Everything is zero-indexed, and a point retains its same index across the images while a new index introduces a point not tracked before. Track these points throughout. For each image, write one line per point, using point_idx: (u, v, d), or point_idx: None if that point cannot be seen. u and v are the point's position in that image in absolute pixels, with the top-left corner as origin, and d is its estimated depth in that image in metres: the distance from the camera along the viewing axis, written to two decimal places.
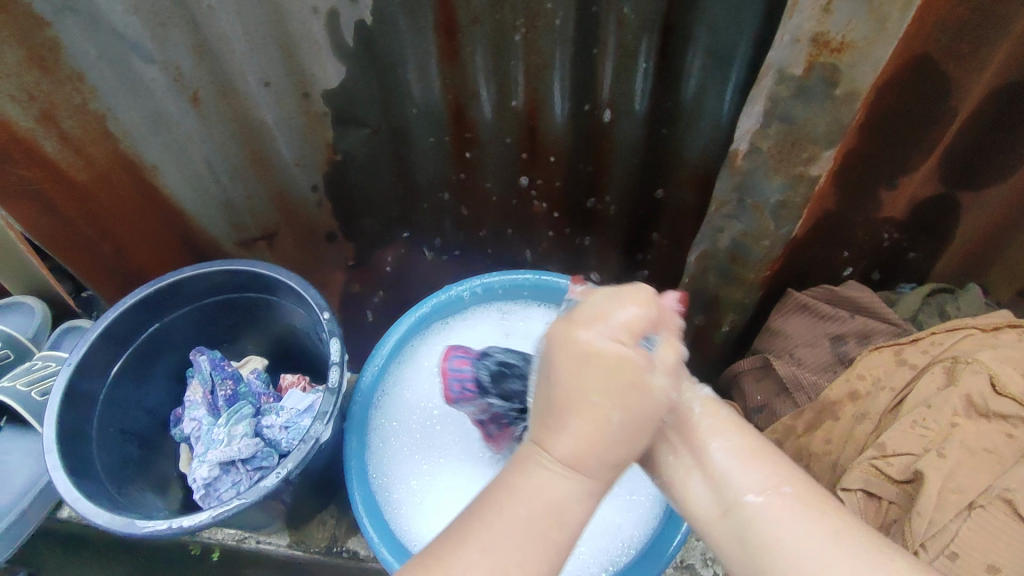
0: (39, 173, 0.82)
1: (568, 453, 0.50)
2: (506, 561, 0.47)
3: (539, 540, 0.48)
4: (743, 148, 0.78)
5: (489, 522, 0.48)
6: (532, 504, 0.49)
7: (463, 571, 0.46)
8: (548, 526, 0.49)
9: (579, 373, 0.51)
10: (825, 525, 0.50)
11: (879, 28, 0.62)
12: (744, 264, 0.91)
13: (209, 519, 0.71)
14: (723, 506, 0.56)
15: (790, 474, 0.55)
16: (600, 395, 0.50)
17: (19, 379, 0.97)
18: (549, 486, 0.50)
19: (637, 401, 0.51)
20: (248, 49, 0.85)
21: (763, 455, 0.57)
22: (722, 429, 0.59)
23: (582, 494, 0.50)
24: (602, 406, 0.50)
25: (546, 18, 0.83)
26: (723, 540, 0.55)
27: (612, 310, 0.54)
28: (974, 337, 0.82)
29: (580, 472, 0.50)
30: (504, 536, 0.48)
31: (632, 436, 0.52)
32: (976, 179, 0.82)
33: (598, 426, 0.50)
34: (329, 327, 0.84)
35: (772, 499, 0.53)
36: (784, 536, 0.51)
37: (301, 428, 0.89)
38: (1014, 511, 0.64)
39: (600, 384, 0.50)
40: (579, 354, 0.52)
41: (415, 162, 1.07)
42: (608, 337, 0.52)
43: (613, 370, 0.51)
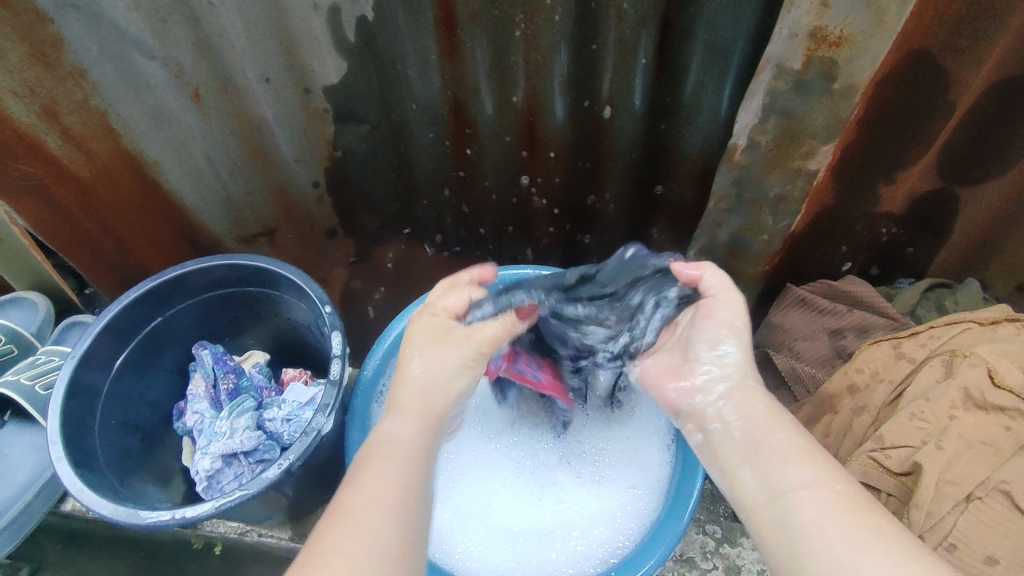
0: (42, 169, 0.83)
1: (408, 399, 0.63)
2: (379, 485, 0.52)
3: (398, 466, 0.55)
4: (742, 143, 0.78)
5: (365, 461, 0.55)
6: (386, 440, 0.58)
7: (356, 503, 0.50)
8: (412, 452, 0.57)
9: (419, 343, 0.67)
10: (866, 520, 0.49)
11: (877, 22, 0.62)
12: (743, 258, 0.92)
13: (212, 509, 0.72)
14: (770, 494, 0.54)
15: (840, 475, 0.54)
16: (417, 361, 0.65)
17: (23, 373, 0.97)
18: (397, 426, 0.60)
19: (448, 367, 0.65)
20: (248, 45, 0.85)
21: (815, 453, 0.56)
22: (776, 426, 0.59)
23: (407, 422, 0.60)
24: (419, 369, 0.65)
25: (545, 13, 0.83)
26: (765, 526, 0.53)
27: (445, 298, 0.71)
28: (972, 331, 0.82)
29: (413, 410, 0.62)
30: (377, 468, 0.54)
31: (448, 387, 0.65)
32: (975, 172, 0.82)
33: (407, 381, 0.64)
34: (331, 320, 0.84)
35: (819, 492, 0.52)
36: (828, 528, 0.49)
37: (303, 421, 0.89)
38: (1010, 502, 0.66)
39: (424, 345, 0.67)
40: (422, 335, 0.67)
41: (416, 157, 1.07)
42: (431, 315, 0.70)
43: (432, 336, 0.67)
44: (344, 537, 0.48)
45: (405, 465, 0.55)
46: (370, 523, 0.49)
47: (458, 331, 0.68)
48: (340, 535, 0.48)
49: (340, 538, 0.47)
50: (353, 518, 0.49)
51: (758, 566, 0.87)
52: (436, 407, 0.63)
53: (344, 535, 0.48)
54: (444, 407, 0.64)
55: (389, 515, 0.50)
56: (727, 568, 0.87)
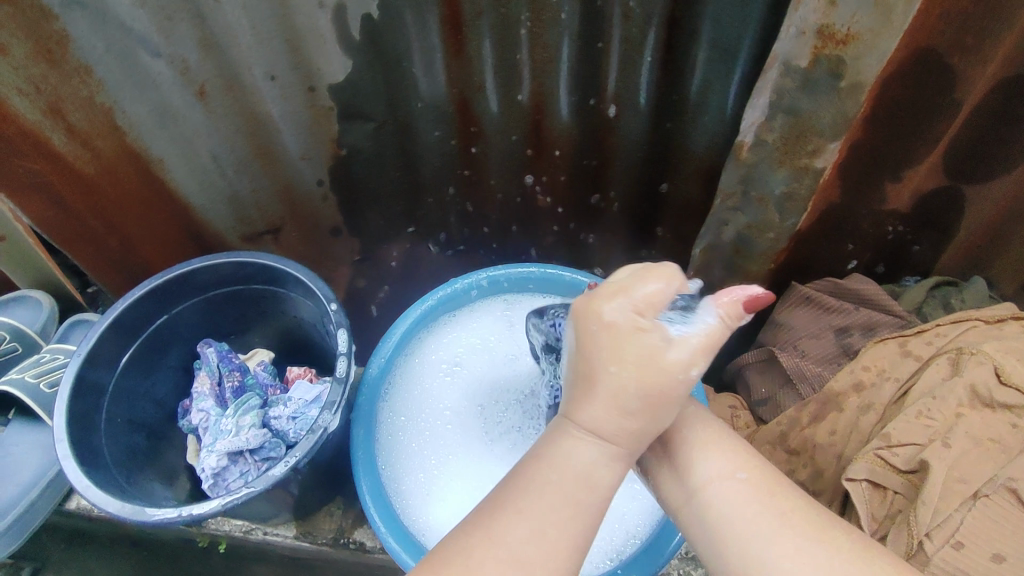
0: (47, 167, 0.83)
1: (596, 420, 0.51)
2: (553, 536, 0.47)
3: (574, 510, 0.49)
4: (749, 140, 0.78)
5: (534, 495, 0.49)
6: (560, 472, 0.50)
7: (511, 542, 0.47)
8: (581, 491, 0.49)
9: (608, 347, 0.51)
10: (765, 505, 0.52)
11: (886, 20, 0.62)
12: (748, 256, 0.92)
13: (219, 507, 0.72)
14: (687, 492, 0.57)
15: (746, 460, 0.57)
16: (616, 366, 0.50)
17: (28, 371, 0.97)
18: (577, 453, 0.51)
19: (654, 386, 0.50)
20: (254, 42, 0.85)
21: (725, 445, 0.58)
22: (689, 419, 0.60)
23: (607, 458, 0.51)
24: (618, 375, 0.50)
25: (551, 11, 0.83)
26: (690, 525, 0.56)
27: (634, 284, 0.52)
28: (978, 329, 0.82)
29: (614, 442, 0.51)
30: (544, 504, 0.48)
31: (654, 408, 0.51)
32: (981, 171, 0.82)
33: (590, 399, 0.51)
34: (337, 318, 0.84)
35: (724, 483, 0.55)
36: (736, 518, 0.52)
37: (310, 418, 0.89)
38: (1017, 500, 0.66)
39: (618, 354, 0.50)
40: (600, 329, 0.51)
41: (421, 156, 1.07)
42: (625, 309, 0.51)
43: (632, 342, 0.50)
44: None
45: (588, 517, 0.49)
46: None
47: (676, 344, 0.50)
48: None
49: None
50: (510, 563, 0.46)
51: None
52: (640, 442, 0.52)
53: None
54: (645, 434, 0.52)
55: (551, 575, 0.46)
56: None
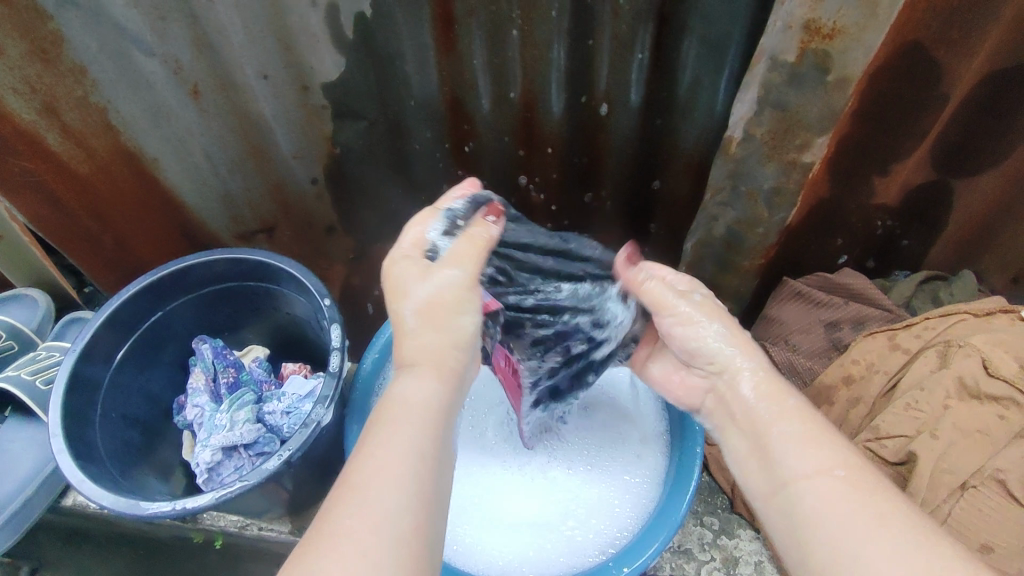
0: (41, 165, 0.84)
1: (412, 352, 0.58)
2: (388, 458, 0.48)
3: (401, 427, 0.51)
4: (738, 135, 0.79)
5: (372, 430, 0.51)
6: (393, 405, 0.54)
7: (352, 476, 0.47)
8: (416, 414, 0.53)
9: (388, 286, 0.62)
10: (866, 503, 0.50)
11: (870, 14, 0.63)
12: (739, 251, 0.92)
13: (212, 500, 0.72)
14: (775, 482, 0.56)
15: (848, 458, 0.54)
16: (401, 299, 0.60)
17: (24, 369, 0.98)
18: (402, 384, 0.56)
19: (438, 297, 0.60)
20: (246, 41, 0.86)
21: (823, 437, 0.56)
22: (785, 416, 0.59)
23: (422, 378, 0.56)
24: (403, 305, 0.60)
25: (542, 9, 0.84)
26: (772, 514, 0.55)
27: (409, 232, 0.65)
28: (967, 322, 0.83)
29: (422, 365, 0.57)
30: (377, 433, 0.51)
31: (445, 326, 0.59)
32: (967, 164, 0.83)
33: (404, 338, 0.59)
34: (330, 314, 0.85)
35: (823, 480, 0.53)
36: (830, 514, 0.51)
37: (303, 413, 0.89)
38: (1005, 491, 0.67)
39: (397, 293, 0.61)
40: (401, 267, 0.62)
41: (414, 154, 1.08)
42: (401, 253, 0.64)
43: (405, 271, 0.62)
44: (344, 513, 0.45)
45: (418, 427, 0.52)
46: (376, 498, 0.46)
47: (439, 262, 0.61)
48: (338, 518, 0.45)
49: (343, 517, 0.45)
50: (350, 494, 0.46)
51: (755, 558, 0.87)
52: (448, 359, 0.58)
53: (342, 516, 0.45)
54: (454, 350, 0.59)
55: (390, 488, 0.47)
56: (725, 559, 0.87)
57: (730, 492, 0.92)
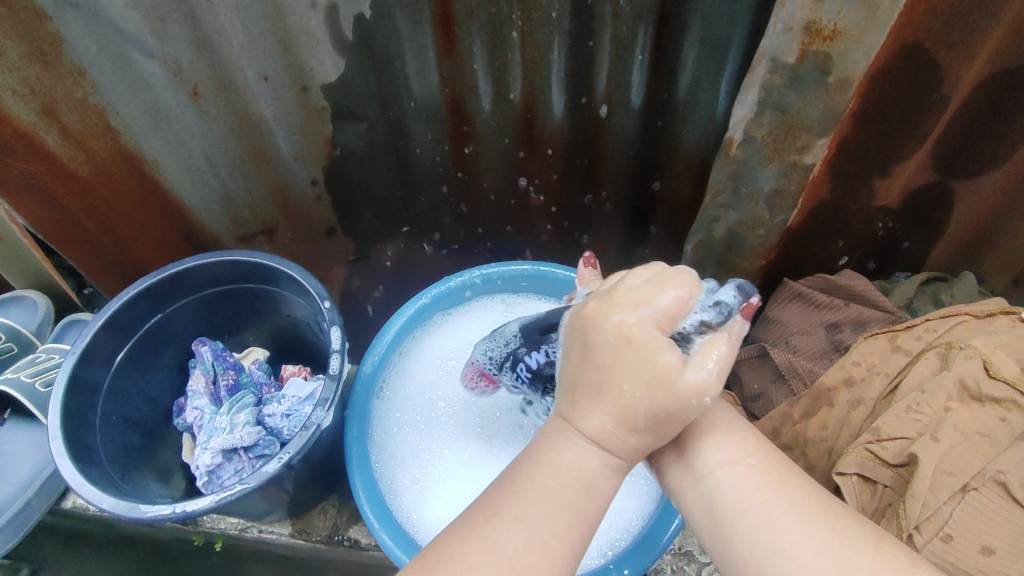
0: (40, 167, 0.84)
1: (592, 426, 0.51)
2: (550, 549, 0.49)
3: (571, 511, 0.50)
4: (738, 137, 0.79)
5: (527, 502, 0.50)
6: (560, 476, 0.51)
7: (505, 547, 0.48)
8: (581, 497, 0.51)
9: (624, 358, 0.49)
10: (780, 492, 0.54)
11: (871, 15, 0.63)
12: (740, 253, 0.92)
13: (212, 504, 0.72)
14: (693, 473, 0.58)
15: (756, 446, 0.58)
16: (630, 384, 0.49)
17: (24, 371, 0.97)
18: (577, 457, 0.51)
19: (672, 403, 0.49)
20: (246, 42, 0.86)
21: (734, 427, 0.59)
22: (700, 406, 0.61)
23: (609, 468, 0.52)
24: (631, 394, 0.49)
25: (543, 10, 0.83)
26: (694, 507, 0.57)
27: (656, 294, 0.50)
28: (968, 324, 0.83)
29: (608, 449, 0.51)
30: (529, 505, 0.50)
31: (660, 430, 0.51)
32: (968, 166, 0.83)
33: (585, 403, 0.51)
34: (330, 316, 0.85)
35: (740, 470, 0.56)
36: (750, 504, 0.54)
37: (303, 415, 0.89)
38: (1005, 493, 0.66)
39: (632, 372, 0.49)
40: (615, 336, 0.50)
41: (414, 155, 1.08)
42: (649, 324, 0.49)
43: (640, 360, 0.49)
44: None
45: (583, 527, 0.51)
46: None
47: (694, 364, 0.49)
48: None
49: None
50: (505, 571, 0.47)
51: None
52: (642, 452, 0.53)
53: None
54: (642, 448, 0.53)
55: (552, 573, 0.48)
56: None
57: None
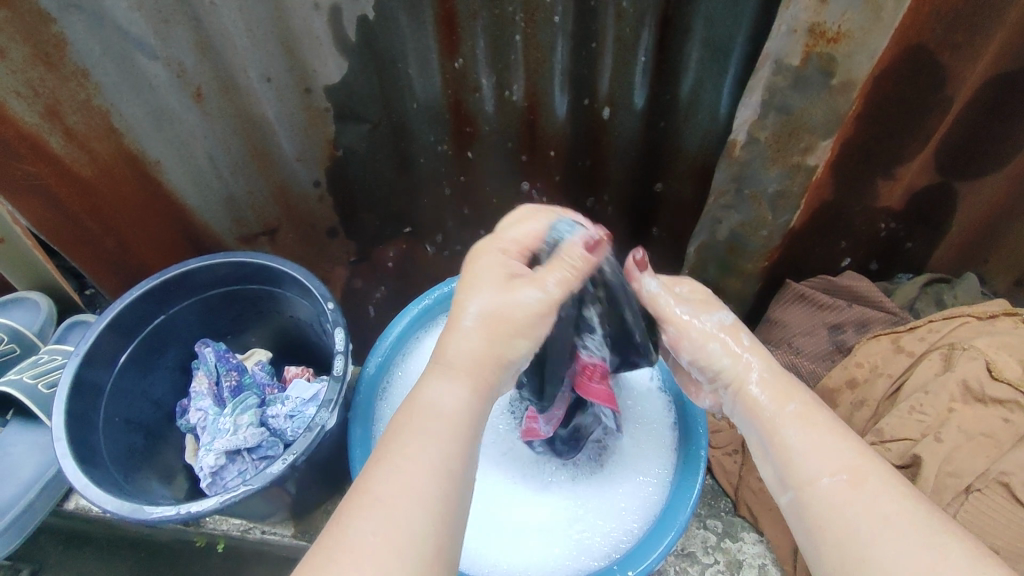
0: (44, 169, 0.84)
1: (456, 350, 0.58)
2: (415, 472, 0.48)
3: (440, 444, 0.51)
4: (742, 138, 0.79)
5: (400, 438, 0.51)
6: (426, 413, 0.53)
7: (378, 488, 0.47)
8: (442, 425, 0.52)
9: (468, 272, 0.63)
10: (874, 505, 0.49)
11: (876, 18, 0.63)
12: (743, 254, 0.92)
13: (216, 505, 0.72)
14: (786, 484, 0.55)
15: (851, 458, 0.52)
16: (471, 291, 0.61)
17: (26, 372, 0.97)
18: (435, 393, 0.54)
19: (500, 310, 0.59)
20: (250, 44, 0.86)
21: (832, 439, 0.55)
22: (790, 418, 0.58)
23: (457, 389, 0.55)
24: (467, 301, 0.60)
25: (546, 12, 0.84)
26: (789, 516, 0.54)
27: (508, 224, 0.68)
28: (970, 325, 0.83)
29: (459, 370, 0.56)
30: (407, 442, 0.50)
31: (495, 338, 0.59)
32: (972, 167, 0.83)
33: (454, 328, 0.59)
34: (334, 317, 0.85)
35: (832, 482, 0.52)
36: (839, 515, 0.49)
37: (307, 417, 0.89)
38: (1010, 494, 0.66)
39: (472, 280, 0.62)
40: (499, 254, 0.64)
41: (416, 155, 1.08)
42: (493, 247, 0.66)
43: (486, 273, 0.62)
44: (368, 528, 0.45)
45: (450, 445, 0.51)
46: (401, 517, 0.46)
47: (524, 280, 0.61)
48: (365, 527, 0.45)
49: (366, 529, 0.45)
50: (380, 510, 0.46)
51: (759, 560, 0.87)
52: (486, 373, 0.58)
53: (368, 530, 0.45)
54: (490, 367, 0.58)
55: (422, 504, 0.47)
56: (729, 562, 0.87)
57: (733, 496, 0.92)
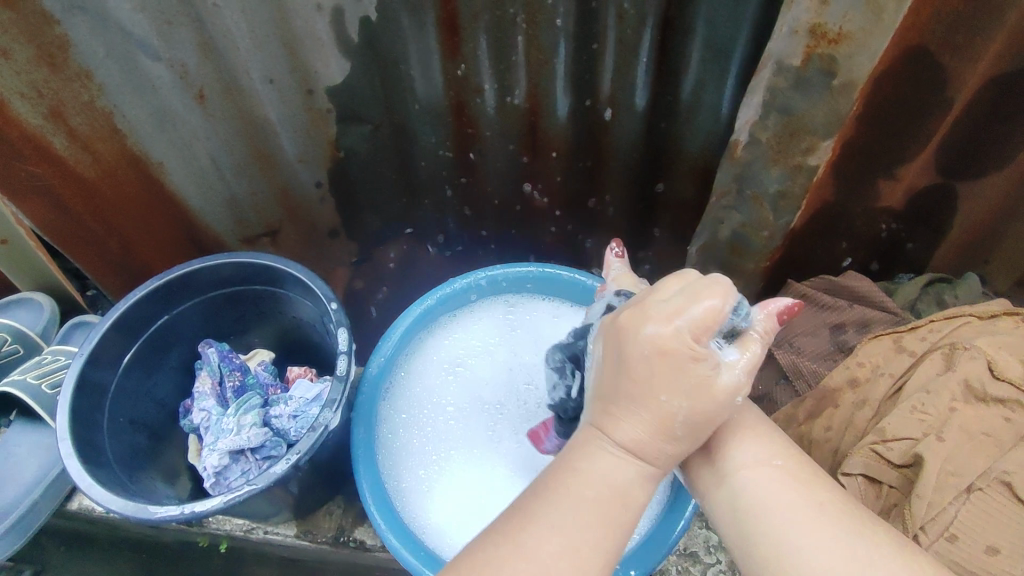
0: (49, 170, 0.84)
1: (627, 436, 0.52)
2: (584, 542, 0.47)
3: (612, 525, 0.49)
4: (743, 139, 0.80)
5: (565, 505, 0.49)
6: (591, 484, 0.50)
7: (543, 554, 0.46)
8: (616, 505, 0.50)
9: (654, 373, 0.51)
10: (804, 495, 0.54)
11: (876, 19, 0.63)
12: (744, 254, 0.93)
13: (220, 504, 0.73)
14: (718, 475, 0.60)
15: (785, 452, 0.59)
16: (667, 394, 0.51)
17: (30, 373, 0.98)
18: (609, 468, 0.52)
19: (688, 418, 0.52)
20: (253, 46, 0.86)
21: (761, 431, 0.60)
22: (729, 411, 0.63)
23: (641, 476, 0.52)
24: (667, 404, 0.52)
25: (548, 14, 0.84)
26: (718, 505, 0.59)
27: (688, 305, 0.51)
28: (972, 325, 0.83)
29: (641, 457, 0.52)
30: (575, 510, 0.48)
31: (691, 434, 0.54)
32: (972, 168, 0.84)
33: (624, 416, 0.53)
34: (337, 317, 0.85)
35: (762, 472, 0.57)
36: (771, 505, 0.55)
37: (310, 417, 0.89)
38: (1012, 495, 0.65)
39: (668, 381, 0.51)
40: (650, 347, 0.51)
41: (418, 156, 1.08)
42: (678, 336, 0.51)
43: (679, 376, 0.51)
44: None
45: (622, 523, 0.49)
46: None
47: (724, 374, 0.53)
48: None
49: None
50: (539, 573, 0.45)
51: None
52: (665, 455, 0.53)
53: None
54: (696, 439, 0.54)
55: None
56: (731, 561, 0.87)
57: None
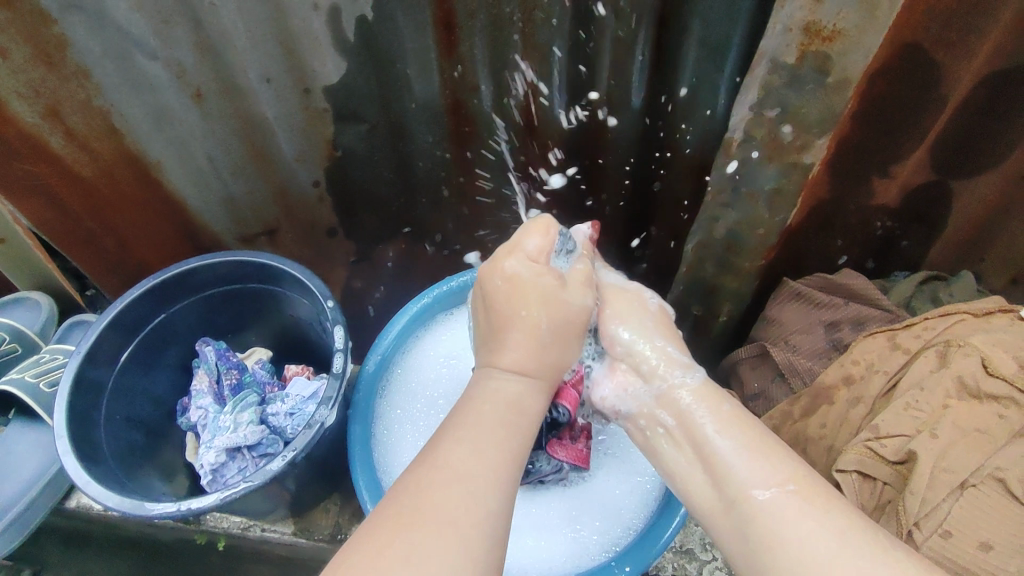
0: (45, 169, 0.85)
1: (512, 360, 0.59)
2: (488, 452, 0.51)
3: (509, 429, 0.54)
4: (738, 137, 0.79)
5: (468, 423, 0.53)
6: (490, 399, 0.56)
7: (454, 462, 0.50)
8: (513, 413, 0.55)
9: (512, 295, 0.63)
10: (822, 519, 0.50)
11: (870, 17, 0.64)
12: (740, 252, 0.93)
13: (217, 501, 0.73)
14: (726, 501, 0.56)
15: (795, 470, 0.55)
16: (525, 309, 0.62)
17: (28, 371, 0.98)
18: (500, 385, 0.58)
19: (554, 329, 0.62)
20: (250, 45, 0.86)
21: (767, 450, 0.57)
22: (730, 427, 0.60)
23: (530, 388, 0.59)
24: (529, 317, 0.61)
25: (544, 13, 0.84)
26: (727, 533, 0.55)
27: (524, 240, 0.66)
28: (967, 322, 0.83)
29: (525, 372, 0.59)
30: (478, 428, 0.53)
31: (563, 341, 0.62)
32: (967, 165, 0.84)
33: (505, 341, 0.61)
34: (334, 315, 0.85)
35: (777, 497, 0.53)
36: (785, 532, 0.51)
37: (307, 414, 0.90)
38: (1004, 490, 0.67)
39: (523, 300, 0.62)
40: (506, 281, 0.63)
41: (415, 156, 1.08)
42: (524, 264, 0.64)
43: (533, 292, 0.63)
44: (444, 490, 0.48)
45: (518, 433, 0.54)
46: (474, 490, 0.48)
47: (569, 284, 0.65)
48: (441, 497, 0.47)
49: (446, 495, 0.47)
50: (453, 479, 0.48)
51: None
52: (547, 365, 0.61)
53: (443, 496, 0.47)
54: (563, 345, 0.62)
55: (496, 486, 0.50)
56: (727, 559, 0.88)
57: None
